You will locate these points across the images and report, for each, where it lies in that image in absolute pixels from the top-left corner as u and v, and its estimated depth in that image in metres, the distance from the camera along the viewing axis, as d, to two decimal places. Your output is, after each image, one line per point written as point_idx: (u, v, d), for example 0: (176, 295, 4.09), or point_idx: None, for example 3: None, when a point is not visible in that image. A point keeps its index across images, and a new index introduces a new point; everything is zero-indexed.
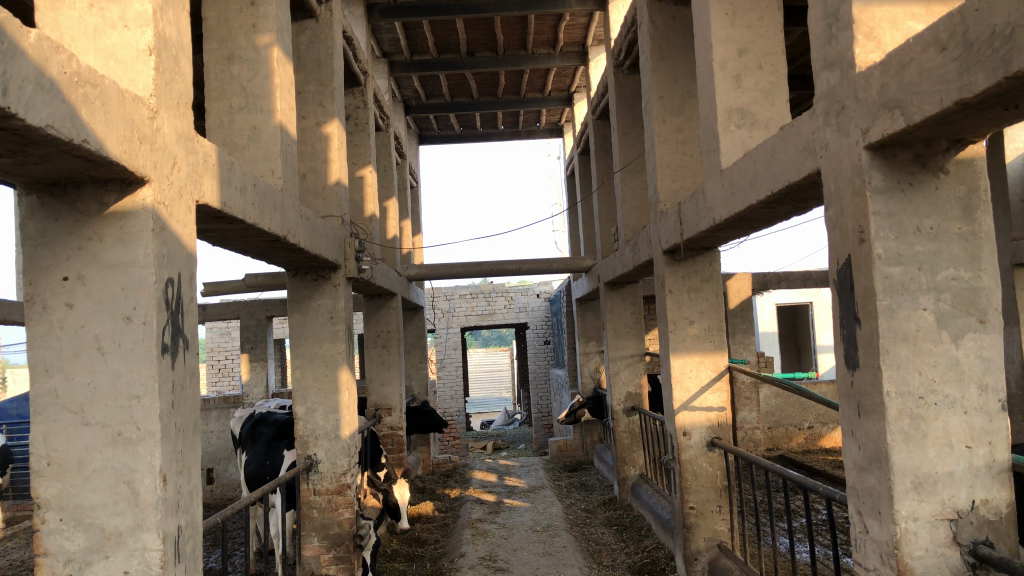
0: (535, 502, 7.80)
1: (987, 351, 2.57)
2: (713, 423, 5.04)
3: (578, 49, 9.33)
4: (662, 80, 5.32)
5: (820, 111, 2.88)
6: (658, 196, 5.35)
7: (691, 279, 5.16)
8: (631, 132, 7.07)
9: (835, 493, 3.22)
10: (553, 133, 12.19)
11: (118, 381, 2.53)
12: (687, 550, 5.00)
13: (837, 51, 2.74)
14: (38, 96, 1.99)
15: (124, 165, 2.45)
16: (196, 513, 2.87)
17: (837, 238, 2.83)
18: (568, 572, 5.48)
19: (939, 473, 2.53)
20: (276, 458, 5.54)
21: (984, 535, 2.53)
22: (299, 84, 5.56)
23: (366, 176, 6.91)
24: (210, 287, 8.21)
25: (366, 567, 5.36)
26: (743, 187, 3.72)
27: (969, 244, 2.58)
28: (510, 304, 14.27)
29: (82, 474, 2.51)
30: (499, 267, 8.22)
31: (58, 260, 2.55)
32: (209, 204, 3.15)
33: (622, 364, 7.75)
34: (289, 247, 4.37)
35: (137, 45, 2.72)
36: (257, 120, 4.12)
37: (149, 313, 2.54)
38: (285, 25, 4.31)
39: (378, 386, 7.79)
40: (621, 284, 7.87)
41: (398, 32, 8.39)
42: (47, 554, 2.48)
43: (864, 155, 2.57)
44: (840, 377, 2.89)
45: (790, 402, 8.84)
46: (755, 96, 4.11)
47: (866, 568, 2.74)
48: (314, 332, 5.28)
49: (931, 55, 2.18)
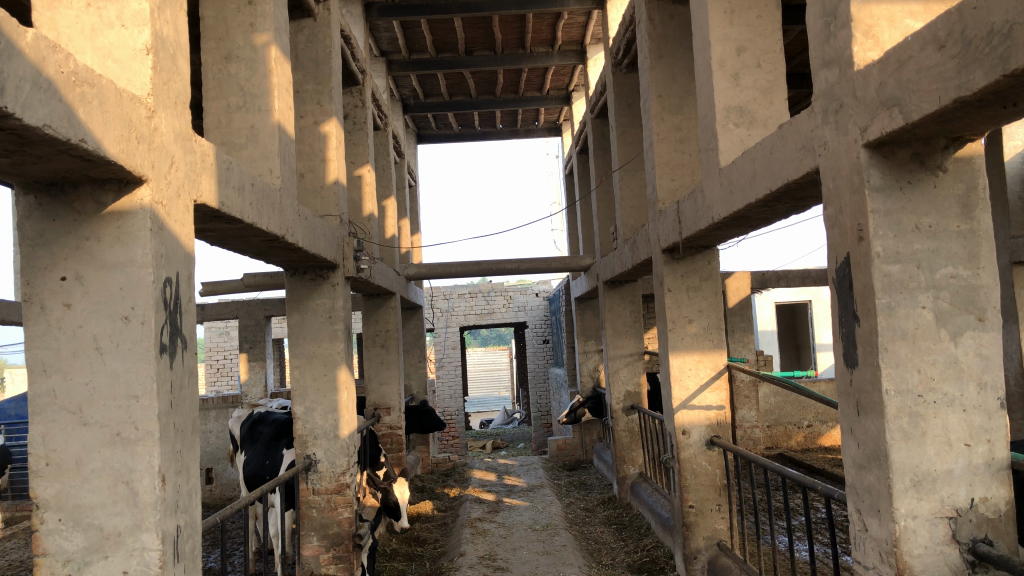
0: (534, 501, 7.80)
1: (986, 348, 2.57)
2: (712, 422, 5.04)
3: (576, 47, 9.33)
4: (660, 79, 5.32)
5: (818, 109, 2.88)
6: (656, 195, 5.35)
7: (690, 278, 5.16)
8: (629, 130, 7.07)
9: (835, 491, 3.22)
10: (551, 132, 12.18)
11: (117, 381, 2.52)
12: (687, 549, 5.00)
13: (835, 49, 2.74)
14: (36, 96, 1.98)
15: (121, 165, 2.44)
16: (196, 513, 2.87)
17: (836, 237, 2.83)
18: (567, 571, 5.47)
19: (938, 471, 2.53)
20: (276, 458, 5.53)
21: (983, 533, 2.53)
22: (297, 83, 5.55)
23: (364, 176, 6.90)
24: (209, 287, 8.20)
25: (365, 567, 5.35)
26: (742, 186, 3.73)
27: (968, 242, 2.58)
28: (509, 303, 14.26)
29: (81, 474, 2.51)
30: (498, 266, 8.22)
31: (55, 260, 2.54)
32: (207, 204, 3.14)
33: (621, 363, 7.74)
34: (288, 247, 4.37)
35: (135, 44, 2.72)
36: (255, 119, 4.11)
37: (147, 313, 2.54)
38: (283, 25, 4.30)
39: (377, 385, 7.79)
40: (621, 283, 7.86)
41: (395, 31, 8.38)
42: (46, 554, 2.48)
43: (862, 154, 2.57)
44: (839, 375, 2.89)
45: (790, 400, 8.84)
46: (753, 95, 4.11)
47: (866, 566, 2.74)
48: (313, 332, 5.27)
49: (930, 54, 2.17)
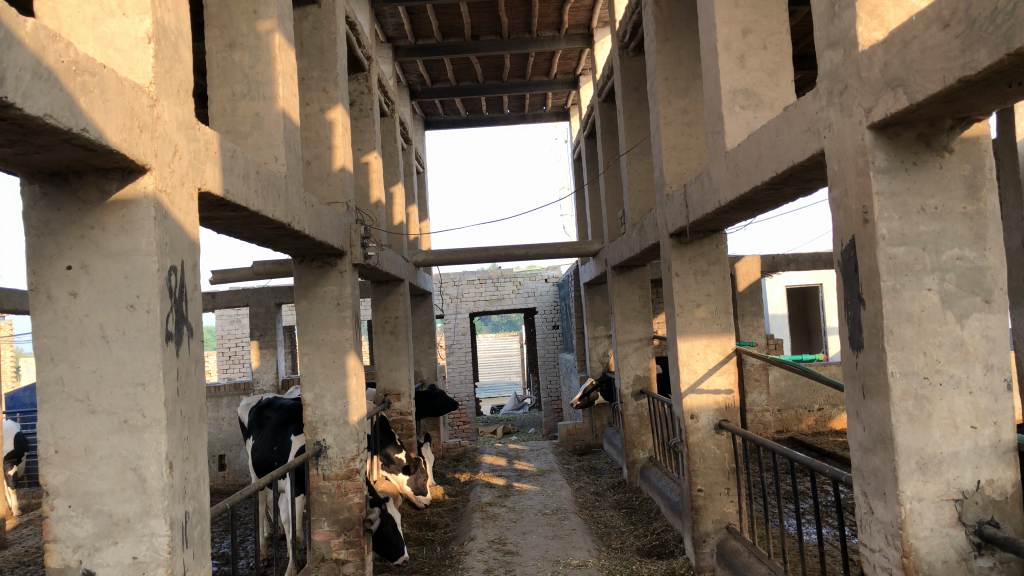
0: (545, 485, 7.85)
1: (993, 330, 2.54)
2: (720, 406, 5.07)
3: (583, 31, 9.20)
4: (667, 62, 5.28)
5: (823, 91, 2.85)
6: (663, 178, 5.30)
7: (698, 262, 5.11)
8: (638, 113, 7.00)
9: (842, 474, 3.21)
10: (559, 116, 12.15)
11: (123, 368, 2.55)
12: (696, 533, 5.02)
13: (840, 30, 2.70)
14: (36, 85, 1.99)
15: (125, 154, 2.45)
16: (204, 499, 2.91)
17: (842, 219, 2.81)
18: (576, 554, 5.51)
19: (943, 454, 2.52)
20: (285, 444, 5.59)
21: (989, 515, 2.53)
22: (302, 70, 5.51)
23: (371, 162, 6.87)
24: (219, 274, 8.26)
25: (391, 546, 5.63)
26: (748, 169, 3.70)
27: (974, 223, 2.55)
28: (519, 289, 14.26)
29: (89, 461, 2.54)
30: (507, 252, 8.21)
31: (61, 249, 2.56)
32: (212, 192, 3.15)
33: (630, 348, 7.72)
34: (294, 234, 4.37)
35: (136, 33, 2.72)
36: (259, 107, 4.10)
37: (152, 301, 2.56)
38: (286, 12, 4.27)
39: (387, 371, 7.85)
40: (628, 268, 7.82)
41: (401, 17, 8.35)
42: (57, 540, 2.52)
43: (867, 135, 2.54)
44: (844, 358, 2.88)
45: (800, 383, 8.82)
46: (760, 77, 4.07)
47: (872, 550, 2.73)
48: (320, 319, 5.27)
49: (934, 33, 2.14)
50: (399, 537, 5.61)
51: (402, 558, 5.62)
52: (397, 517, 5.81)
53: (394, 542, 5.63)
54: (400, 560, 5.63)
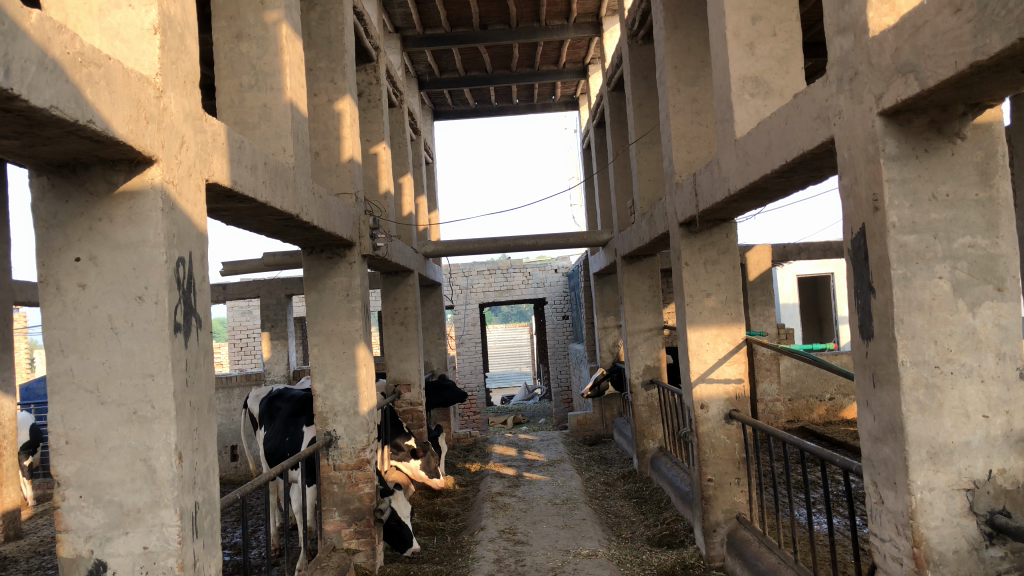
0: (554, 475, 7.87)
1: (1005, 319, 2.51)
2: (730, 396, 5.04)
3: (592, 20, 9.16)
4: (676, 50, 5.23)
5: (833, 77, 2.82)
6: (672, 167, 5.25)
7: (707, 251, 5.09)
8: (646, 101, 6.96)
9: (853, 464, 3.19)
10: (568, 106, 12.11)
11: (132, 360, 2.57)
12: (706, 522, 5.00)
13: (850, 15, 2.67)
14: (42, 77, 1.99)
15: (131, 145, 2.46)
16: (214, 490, 2.92)
17: (852, 207, 2.78)
18: (586, 544, 5.52)
19: (955, 443, 2.49)
20: (297, 435, 5.64)
21: (1001, 505, 2.51)
22: (310, 61, 5.50)
23: (380, 153, 6.87)
24: (229, 266, 8.29)
25: (399, 536, 5.70)
26: (757, 158, 3.67)
27: (986, 210, 2.52)
28: (528, 279, 14.23)
29: (99, 452, 2.56)
30: (516, 242, 8.19)
31: (69, 241, 2.56)
32: (220, 183, 3.16)
33: (640, 338, 7.70)
34: (302, 225, 4.37)
35: (142, 24, 2.72)
36: (267, 98, 4.11)
37: (160, 292, 2.58)
38: (293, 2, 4.25)
39: (397, 361, 7.86)
40: (638, 259, 7.82)
41: (409, 6, 8.33)
42: (68, 530, 2.55)
43: (878, 122, 2.51)
44: (855, 347, 2.85)
45: (811, 372, 8.76)
46: (770, 64, 4.03)
47: (882, 539, 2.72)
48: (330, 310, 5.29)
49: (945, 17, 2.10)
50: (409, 529, 5.66)
51: (414, 547, 5.70)
52: (405, 510, 5.81)
53: (405, 532, 5.70)
54: (410, 552, 5.71)
